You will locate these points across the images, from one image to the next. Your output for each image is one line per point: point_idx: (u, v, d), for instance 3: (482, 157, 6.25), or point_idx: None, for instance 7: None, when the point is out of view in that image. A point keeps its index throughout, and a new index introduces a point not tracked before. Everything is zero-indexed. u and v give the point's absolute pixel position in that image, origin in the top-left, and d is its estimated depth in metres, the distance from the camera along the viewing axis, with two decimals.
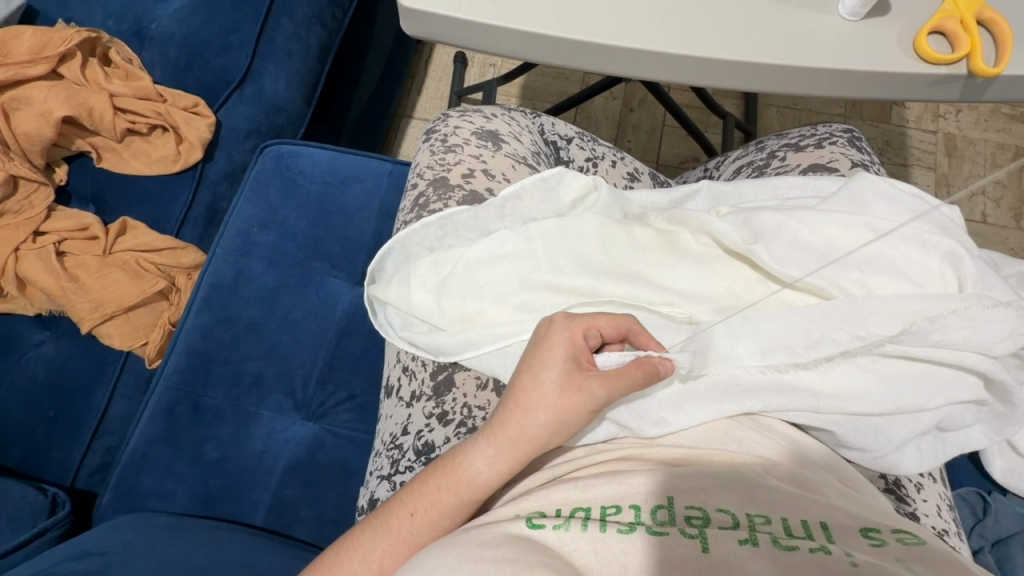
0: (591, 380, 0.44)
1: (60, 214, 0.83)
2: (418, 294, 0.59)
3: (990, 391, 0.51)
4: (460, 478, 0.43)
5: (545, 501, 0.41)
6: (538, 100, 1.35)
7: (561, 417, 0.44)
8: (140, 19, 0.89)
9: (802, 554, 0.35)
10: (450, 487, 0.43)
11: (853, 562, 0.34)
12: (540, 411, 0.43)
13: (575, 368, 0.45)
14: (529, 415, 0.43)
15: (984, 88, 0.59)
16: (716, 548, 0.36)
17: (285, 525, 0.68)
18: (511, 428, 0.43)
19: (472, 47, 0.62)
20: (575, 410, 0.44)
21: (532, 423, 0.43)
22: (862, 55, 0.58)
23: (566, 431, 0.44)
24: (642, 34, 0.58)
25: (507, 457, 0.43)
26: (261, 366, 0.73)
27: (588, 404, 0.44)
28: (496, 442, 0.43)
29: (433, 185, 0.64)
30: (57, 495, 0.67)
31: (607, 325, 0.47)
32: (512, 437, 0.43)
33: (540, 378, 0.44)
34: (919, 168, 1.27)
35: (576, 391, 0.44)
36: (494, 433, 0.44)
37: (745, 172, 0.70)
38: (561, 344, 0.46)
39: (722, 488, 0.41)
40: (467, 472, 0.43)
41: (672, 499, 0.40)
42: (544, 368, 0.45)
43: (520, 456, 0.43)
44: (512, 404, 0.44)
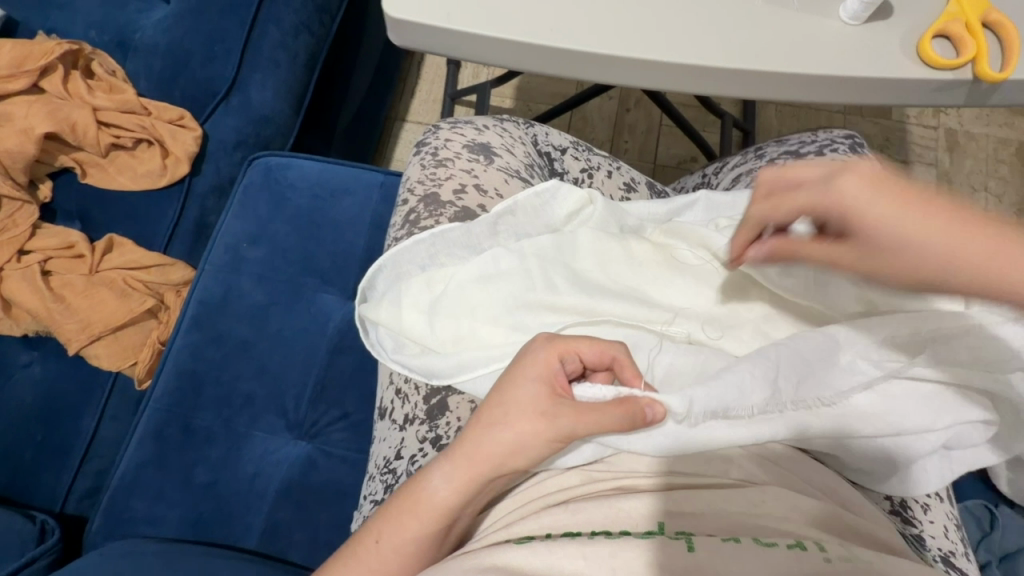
0: (560, 407, 0.42)
1: (46, 232, 0.81)
2: (410, 314, 0.57)
3: (999, 409, 0.49)
4: (417, 497, 0.43)
5: (535, 525, 0.42)
6: (533, 101, 1.33)
7: (521, 439, 0.42)
8: (123, 29, 0.86)
9: (778, 550, 0.36)
10: (409, 508, 0.43)
11: (828, 558, 0.35)
12: (501, 431, 0.42)
13: (546, 391, 0.43)
14: (489, 436, 0.43)
15: (990, 93, 0.58)
16: (701, 546, 0.36)
17: (279, 548, 0.67)
18: (468, 447, 0.43)
19: (460, 58, 0.60)
20: (538, 436, 0.42)
21: (490, 443, 0.42)
22: (864, 61, 0.56)
23: (529, 455, 0.42)
24: (636, 43, 0.56)
25: (462, 476, 0.42)
26: (252, 386, 0.72)
27: (555, 430, 0.42)
28: (452, 460, 0.43)
29: (424, 201, 0.62)
30: (46, 522, 0.65)
31: (588, 349, 0.45)
32: (469, 457, 0.43)
33: (506, 397, 0.43)
34: (920, 164, 1.25)
35: (541, 416, 0.42)
36: (453, 452, 0.43)
37: (745, 181, 0.68)
38: (536, 363, 0.44)
39: (717, 513, 0.41)
40: (424, 492, 0.43)
41: (663, 525, 0.40)
42: (512, 387, 0.44)
43: (477, 478, 0.42)
44: (473, 424, 0.44)
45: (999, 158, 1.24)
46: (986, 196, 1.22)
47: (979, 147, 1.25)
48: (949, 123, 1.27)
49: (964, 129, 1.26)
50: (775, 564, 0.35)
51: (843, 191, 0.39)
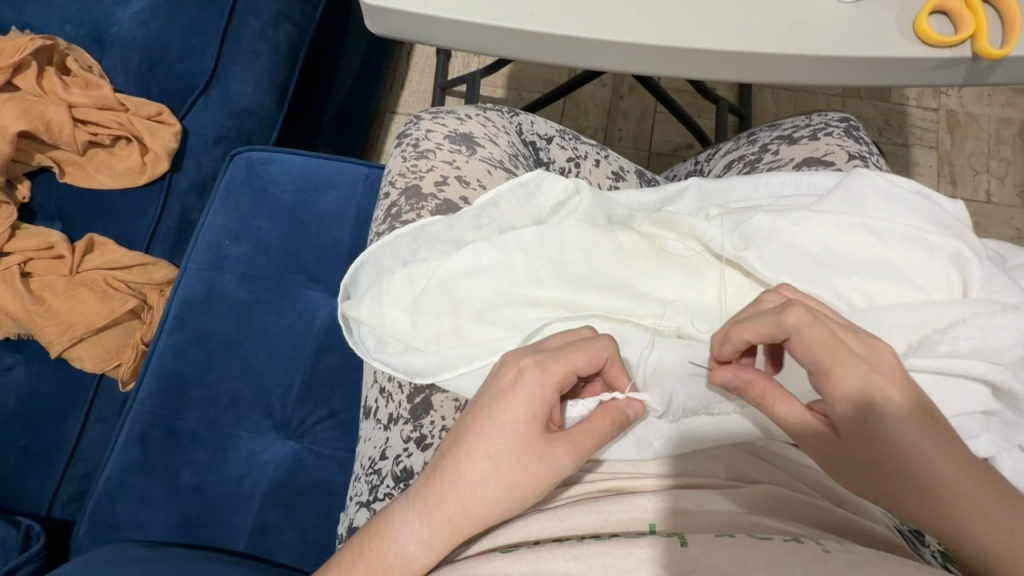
0: (555, 450, 0.40)
1: (25, 233, 0.79)
2: (392, 312, 0.56)
3: (1000, 400, 0.47)
4: (388, 562, 0.38)
5: (521, 533, 0.40)
6: (525, 90, 1.31)
7: (514, 492, 0.39)
8: (99, 23, 0.84)
9: (775, 542, 0.35)
10: (380, 573, 0.37)
11: (826, 550, 0.34)
12: (488, 484, 0.39)
13: (539, 433, 0.40)
14: (473, 489, 0.39)
15: (991, 71, 0.55)
16: (694, 542, 0.35)
17: (267, 550, 0.66)
18: (451, 503, 0.39)
19: (439, 45, 0.58)
20: (530, 485, 0.39)
21: (478, 496, 0.39)
22: (858, 40, 0.54)
23: (517, 506, 0.40)
24: (621, 25, 0.54)
25: (445, 535, 0.38)
26: (238, 387, 0.71)
27: (551, 477, 0.40)
28: (433, 520, 0.38)
29: (405, 194, 0.60)
30: (31, 528, 0.64)
31: (583, 362, 0.42)
32: (452, 514, 0.39)
33: (494, 445, 0.39)
34: (920, 147, 1.22)
35: (535, 463, 0.39)
36: (431, 508, 0.39)
37: (737, 167, 0.66)
38: (526, 401, 0.40)
39: (708, 514, 0.40)
40: (399, 555, 0.38)
41: (654, 526, 0.39)
42: (501, 431, 0.40)
43: (459, 536, 0.39)
44: (455, 475, 0.39)
45: (1002, 138, 1.21)
46: (988, 178, 1.19)
47: (981, 128, 1.22)
48: (949, 105, 1.24)
49: (965, 109, 1.23)
50: (773, 555, 0.33)
51: (866, 387, 0.38)
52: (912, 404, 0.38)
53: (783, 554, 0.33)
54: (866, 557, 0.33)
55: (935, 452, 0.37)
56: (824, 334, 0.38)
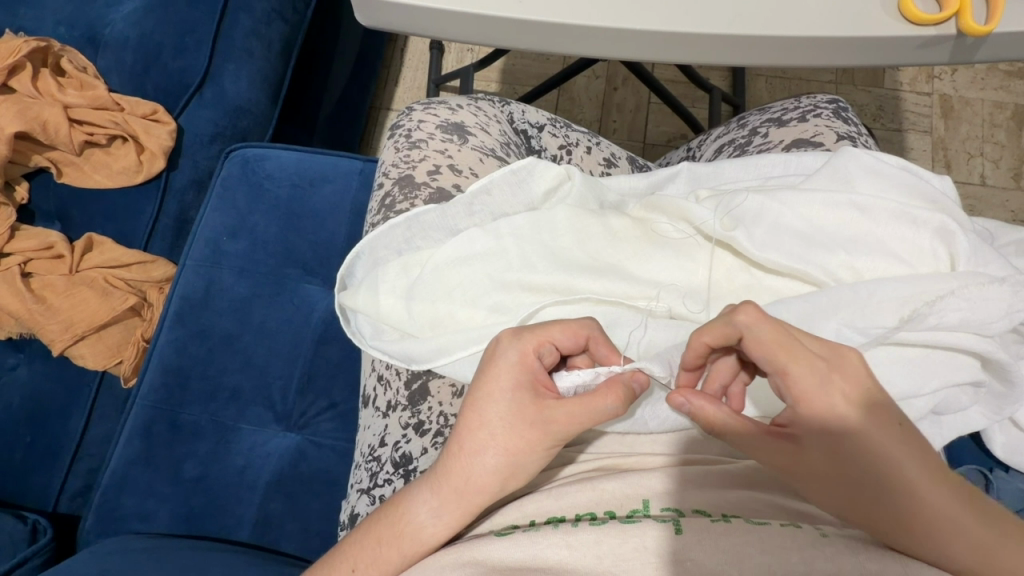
0: (545, 414, 0.40)
1: (25, 234, 0.80)
2: (388, 300, 0.56)
3: (988, 371, 0.48)
4: (402, 533, 0.40)
5: (519, 513, 0.41)
6: (519, 84, 1.31)
7: (512, 459, 0.40)
8: (93, 24, 0.85)
9: (772, 528, 0.35)
10: (393, 541, 0.40)
11: (823, 534, 0.35)
12: (489, 457, 0.40)
13: (529, 400, 0.40)
14: (474, 460, 0.40)
15: (976, 48, 0.56)
16: (688, 530, 0.36)
17: (271, 540, 0.67)
18: (455, 476, 0.40)
19: (428, 35, 0.58)
20: (528, 449, 0.40)
21: (479, 469, 0.40)
22: (844, 20, 0.54)
23: (522, 473, 0.40)
24: (608, 11, 0.55)
25: (452, 508, 0.40)
26: (238, 380, 0.72)
27: (545, 444, 0.40)
28: (441, 493, 0.40)
29: (399, 184, 0.61)
30: (38, 522, 0.65)
31: (562, 335, 0.42)
32: (458, 488, 0.40)
33: (486, 416, 0.40)
34: (914, 132, 1.22)
35: (529, 427, 0.40)
36: (438, 481, 0.40)
37: (727, 151, 0.67)
38: (508, 370, 0.41)
39: (702, 486, 0.41)
40: (410, 524, 0.40)
41: (648, 503, 0.39)
42: (491, 402, 0.40)
43: (467, 507, 0.40)
44: (457, 449, 0.40)
45: (995, 122, 1.21)
46: (983, 162, 1.19)
47: (974, 112, 1.22)
48: (943, 89, 1.24)
49: (958, 94, 1.24)
50: (770, 543, 0.34)
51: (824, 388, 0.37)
52: (876, 410, 0.37)
53: (782, 542, 0.34)
54: (859, 542, 0.35)
55: (902, 458, 0.35)
56: (779, 336, 0.38)
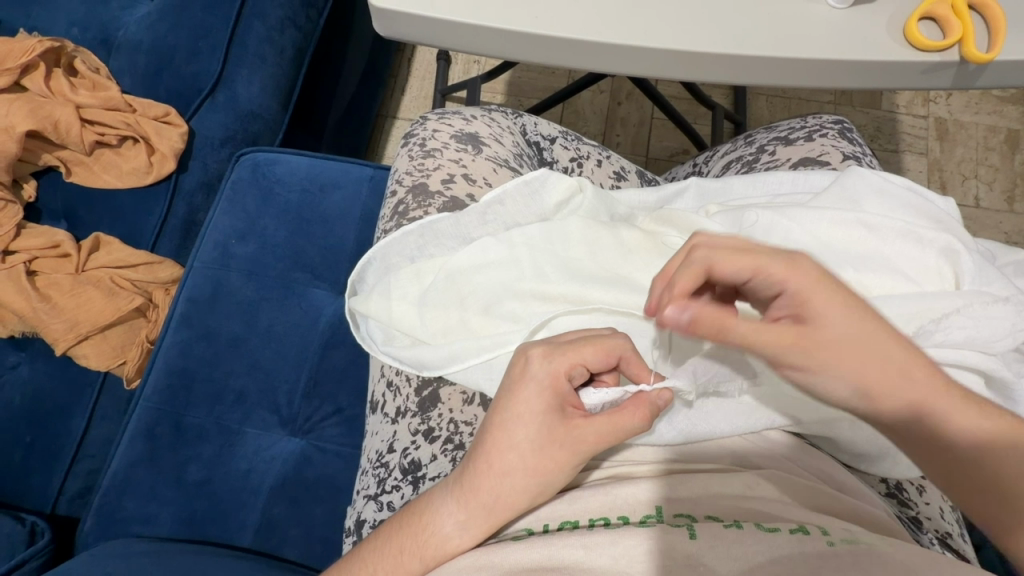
0: (577, 438, 0.40)
1: (30, 232, 0.80)
2: (400, 306, 0.57)
3: (992, 389, 0.49)
4: (427, 543, 0.40)
5: (534, 518, 0.42)
6: (524, 96, 1.33)
7: (540, 479, 0.40)
8: (107, 26, 0.86)
9: (782, 535, 0.35)
10: (416, 550, 0.40)
11: (830, 542, 0.35)
12: (518, 474, 0.40)
13: (558, 422, 0.40)
14: (503, 477, 0.40)
15: (978, 74, 0.57)
16: (703, 534, 0.36)
17: (273, 545, 0.66)
18: (484, 492, 0.40)
19: (445, 47, 0.59)
20: (556, 470, 0.40)
21: (508, 487, 0.40)
22: (851, 45, 0.56)
23: (545, 490, 0.41)
24: (623, 29, 0.56)
25: (479, 522, 0.40)
26: (244, 383, 0.71)
27: (572, 462, 0.41)
28: (468, 507, 0.40)
29: (413, 192, 0.62)
30: (36, 524, 0.65)
31: (594, 356, 0.42)
32: (486, 501, 0.40)
33: (514, 436, 0.40)
34: (911, 153, 1.25)
35: (559, 449, 0.40)
36: (465, 494, 0.41)
37: (735, 168, 0.68)
38: (539, 391, 0.41)
39: (712, 494, 0.41)
40: (435, 536, 0.40)
41: (660, 509, 0.40)
42: (520, 423, 0.41)
43: (495, 521, 0.40)
44: (485, 466, 0.40)
45: (989, 145, 1.24)
46: (977, 184, 1.22)
47: (969, 135, 1.25)
48: (938, 112, 1.27)
49: (953, 117, 1.27)
50: (780, 551, 0.34)
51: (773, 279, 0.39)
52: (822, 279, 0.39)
53: (792, 552, 0.34)
54: (866, 546, 0.34)
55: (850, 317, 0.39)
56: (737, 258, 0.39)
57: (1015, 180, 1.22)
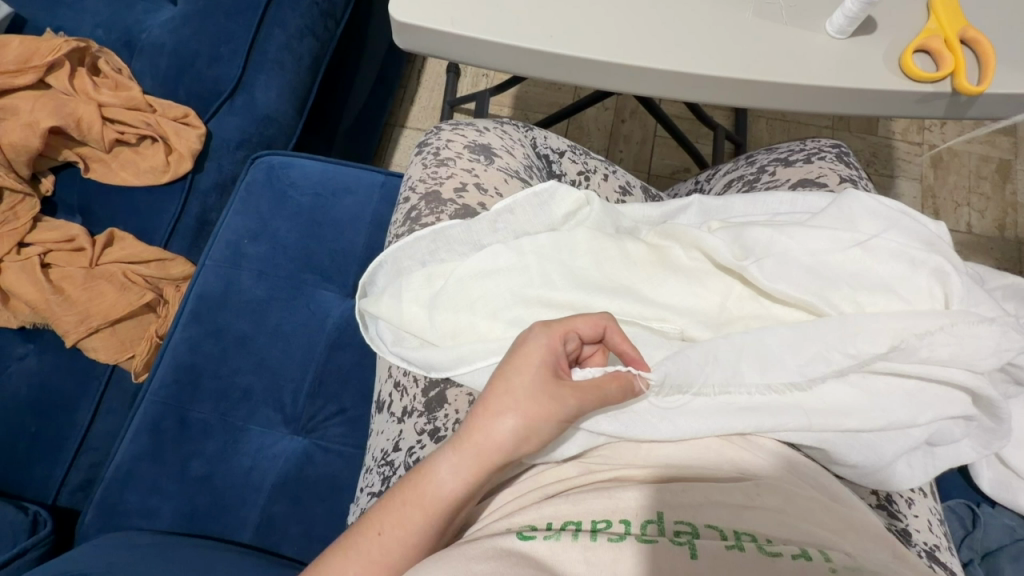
0: (566, 390, 0.44)
1: (46, 225, 0.82)
2: (410, 308, 0.59)
3: (979, 406, 0.51)
4: (425, 490, 0.44)
5: (537, 516, 0.43)
6: (530, 110, 1.36)
7: (530, 425, 0.43)
8: (132, 29, 0.88)
9: (784, 561, 0.36)
10: (415, 497, 0.44)
11: (832, 568, 0.36)
12: (509, 420, 0.43)
13: (549, 377, 0.44)
14: (495, 423, 0.44)
15: (968, 105, 0.60)
16: (704, 555, 0.37)
17: (273, 543, 0.67)
18: (476, 438, 0.44)
19: (461, 61, 0.62)
20: (545, 417, 0.44)
21: (499, 431, 0.43)
22: (849, 73, 0.59)
23: (537, 438, 0.44)
24: (633, 49, 0.58)
25: (472, 468, 0.43)
26: (251, 381, 0.72)
27: (561, 413, 0.44)
28: (461, 453, 0.44)
29: (426, 199, 0.64)
30: (38, 514, 0.65)
31: (584, 326, 0.47)
32: (478, 445, 0.43)
33: (507, 387, 0.44)
34: (905, 178, 1.28)
35: (548, 399, 0.44)
36: (460, 443, 0.44)
37: (736, 186, 0.71)
38: (532, 351, 0.45)
39: (711, 503, 0.43)
40: (432, 482, 0.44)
41: (661, 515, 0.41)
42: (514, 375, 0.44)
43: (487, 466, 0.44)
44: (478, 414, 0.44)
45: (982, 174, 1.28)
46: (969, 211, 1.25)
47: (962, 164, 1.29)
48: (933, 140, 1.31)
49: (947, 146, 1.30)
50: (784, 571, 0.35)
51: None
52: None
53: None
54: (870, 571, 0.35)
55: None
56: None
57: (1006, 210, 1.25)
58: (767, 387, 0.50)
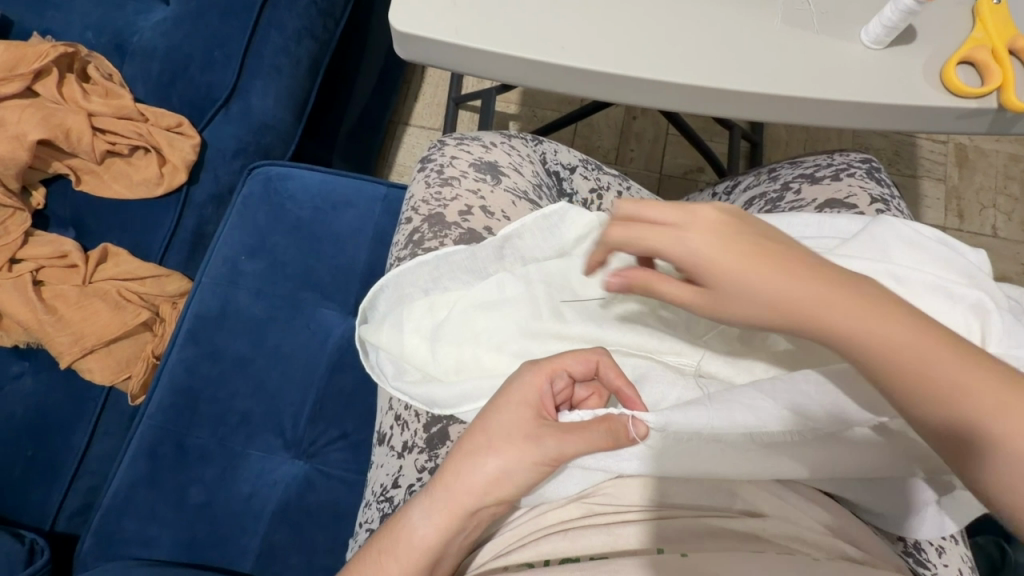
0: (546, 431, 0.42)
1: (38, 240, 0.79)
2: (412, 339, 0.56)
3: None
4: (398, 539, 0.41)
5: (536, 553, 0.42)
6: (538, 107, 1.31)
7: (507, 468, 0.41)
8: (122, 32, 0.85)
9: (769, 556, 0.39)
10: (389, 548, 0.41)
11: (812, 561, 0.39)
12: (485, 462, 0.41)
13: (530, 416, 0.42)
14: (471, 466, 0.41)
15: (1015, 121, 0.56)
16: (697, 555, 0.39)
17: (275, 572, 0.65)
18: (449, 480, 0.41)
19: (466, 73, 0.57)
20: (521, 459, 0.41)
21: (474, 474, 0.41)
22: (886, 87, 0.54)
23: (514, 481, 0.41)
24: (652, 63, 0.54)
25: (443, 512, 0.41)
26: (249, 405, 0.70)
27: (540, 456, 0.41)
28: (433, 495, 0.41)
29: (429, 222, 0.60)
30: (35, 542, 0.64)
31: (575, 363, 0.44)
32: (449, 486, 0.41)
33: (485, 426, 0.42)
34: (929, 179, 1.23)
35: (526, 439, 0.41)
36: (433, 485, 0.42)
37: (757, 205, 0.67)
38: (516, 387, 0.43)
39: (712, 538, 0.41)
40: (405, 530, 0.41)
41: (661, 547, 0.41)
42: (494, 412, 0.43)
43: (458, 510, 0.41)
44: (455, 455, 0.42)
45: (1010, 174, 1.22)
46: (995, 213, 1.20)
47: (989, 163, 1.23)
48: (959, 138, 1.25)
49: (974, 144, 1.25)
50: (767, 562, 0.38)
51: None
52: None
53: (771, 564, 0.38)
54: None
55: None
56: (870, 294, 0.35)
57: None
58: (810, 437, 0.43)
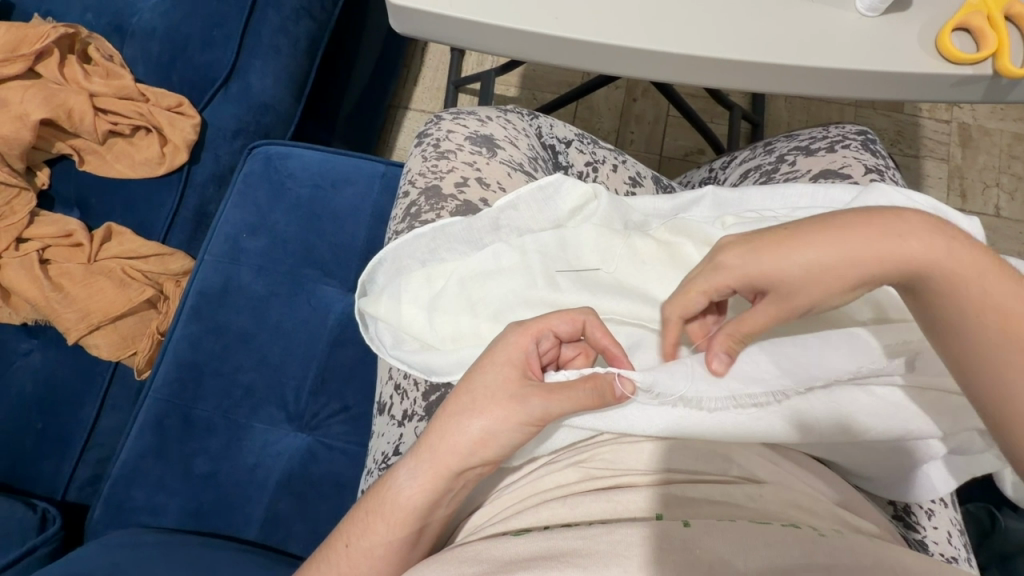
0: (531, 391, 0.42)
1: (43, 220, 0.81)
2: (409, 309, 0.56)
3: None
4: (385, 498, 0.43)
5: (536, 519, 0.42)
6: (538, 89, 1.31)
7: (489, 428, 0.42)
8: (122, 13, 0.85)
9: (775, 527, 0.36)
10: (377, 506, 0.43)
11: (822, 534, 0.36)
12: (468, 422, 0.42)
13: (515, 376, 0.43)
14: (454, 427, 0.42)
15: (1010, 88, 0.56)
16: (696, 523, 0.36)
17: (279, 540, 0.67)
18: (432, 442, 0.43)
19: (460, 46, 0.58)
20: (505, 419, 0.42)
21: (458, 435, 0.42)
22: (879, 54, 0.54)
23: (499, 442, 0.42)
24: (645, 32, 0.54)
25: (428, 471, 0.42)
26: (252, 378, 0.72)
27: (524, 416, 0.42)
28: (418, 457, 0.43)
29: (425, 194, 0.61)
30: (47, 511, 0.66)
31: (560, 322, 0.45)
32: (433, 449, 0.42)
33: (467, 388, 0.43)
34: (931, 159, 1.22)
35: (509, 399, 0.42)
36: (419, 448, 0.43)
37: (753, 177, 0.67)
38: (500, 350, 0.44)
39: (710, 503, 0.41)
40: (391, 490, 0.43)
41: (661, 514, 0.40)
42: (476, 374, 0.44)
43: (442, 471, 0.42)
44: (439, 418, 0.43)
45: (1013, 154, 1.21)
46: (998, 193, 1.19)
47: (992, 143, 1.22)
48: (962, 118, 1.24)
49: (978, 123, 1.24)
50: (772, 539, 0.35)
51: None
52: None
53: (783, 538, 0.35)
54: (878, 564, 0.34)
55: None
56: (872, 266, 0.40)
57: None
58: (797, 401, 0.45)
